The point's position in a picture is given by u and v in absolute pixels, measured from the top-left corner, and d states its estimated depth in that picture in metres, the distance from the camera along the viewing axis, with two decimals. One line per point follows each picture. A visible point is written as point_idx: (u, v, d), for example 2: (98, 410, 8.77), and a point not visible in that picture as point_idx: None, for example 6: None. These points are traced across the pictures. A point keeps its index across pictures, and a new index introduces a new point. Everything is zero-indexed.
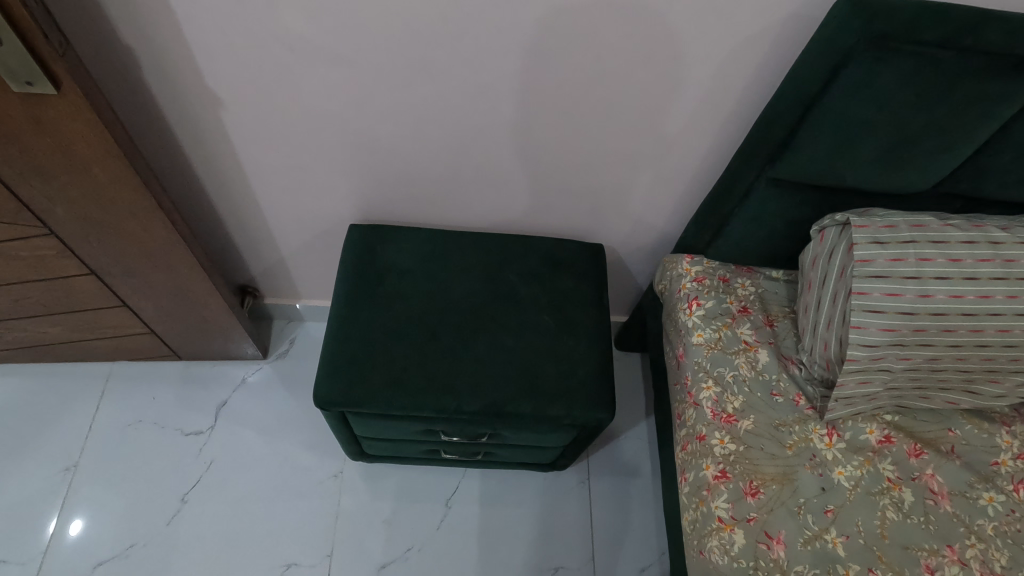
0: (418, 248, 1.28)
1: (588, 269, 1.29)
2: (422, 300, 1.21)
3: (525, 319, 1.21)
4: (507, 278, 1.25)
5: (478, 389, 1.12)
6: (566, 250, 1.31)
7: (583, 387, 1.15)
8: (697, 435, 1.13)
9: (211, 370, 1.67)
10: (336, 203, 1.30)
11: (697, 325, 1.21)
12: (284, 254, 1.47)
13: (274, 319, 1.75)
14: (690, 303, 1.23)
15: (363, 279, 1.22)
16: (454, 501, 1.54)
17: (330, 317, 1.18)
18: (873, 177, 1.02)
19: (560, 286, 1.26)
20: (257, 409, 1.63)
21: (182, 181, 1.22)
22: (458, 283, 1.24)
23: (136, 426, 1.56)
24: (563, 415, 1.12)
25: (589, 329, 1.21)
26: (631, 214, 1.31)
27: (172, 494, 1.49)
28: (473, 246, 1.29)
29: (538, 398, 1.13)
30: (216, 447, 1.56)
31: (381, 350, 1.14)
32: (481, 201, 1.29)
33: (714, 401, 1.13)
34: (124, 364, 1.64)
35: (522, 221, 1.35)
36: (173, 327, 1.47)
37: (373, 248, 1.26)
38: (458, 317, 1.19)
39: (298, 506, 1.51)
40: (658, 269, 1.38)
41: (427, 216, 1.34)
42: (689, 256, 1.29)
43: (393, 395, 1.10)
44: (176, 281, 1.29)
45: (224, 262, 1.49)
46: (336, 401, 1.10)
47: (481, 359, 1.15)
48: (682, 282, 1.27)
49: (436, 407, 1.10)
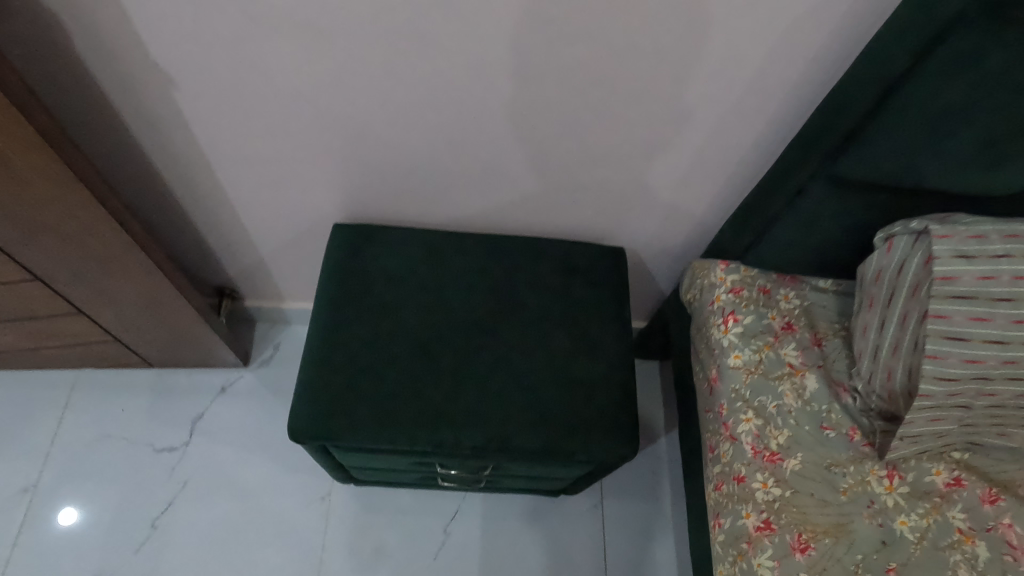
0: (411, 251, 1.11)
1: (607, 276, 1.12)
2: (417, 314, 1.04)
3: (535, 337, 1.04)
4: (514, 287, 1.09)
5: (480, 421, 0.97)
6: (582, 253, 1.14)
7: (602, 418, 0.99)
8: (734, 475, 0.97)
9: (187, 379, 1.51)
10: (320, 198, 1.13)
11: (734, 345, 1.04)
12: (264, 253, 1.30)
13: (258, 322, 1.58)
14: (726, 319, 1.07)
15: (348, 288, 1.06)
16: (453, 528, 1.39)
17: (310, 332, 1.02)
18: (968, 187, 0.83)
19: (574, 296, 1.09)
20: (237, 423, 1.47)
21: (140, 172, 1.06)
22: (457, 293, 1.07)
23: (104, 442, 1.42)
24: (578, 451, 0.97)
25: (609, 347, 1.05)
26: (659, 212, 1.14)
27: (142, 518, 1.36)
28: (475, 249, 1.12)
29: (550, 431, 0.97)
30: (191, 466, 1.42)
31: (368, 373, 0.98)
32: (485, 196, 1.12)
33: (755, 437, 0.97)
34: (91, 371, 1.49)
35: (532, 220, 1.17)
36: (140, 334, 1.32)
37: (360, 251, 1.09)
38: (458, 334, 1.03)
39: (282, 532, 1.37)
40: (685, 274, 1.21)
41: (423, 213, 1.17)
42: (724, 262, 1.12)
43: (382, 427, 0.95)
44: (137, 287, 1.14)
45: (196, 261, 1.33)
46: (315, 434, 0.94)
47: (484, 384, 0.99)
48: (716, 293, 1.10)
49: (431, 441, 0.95)
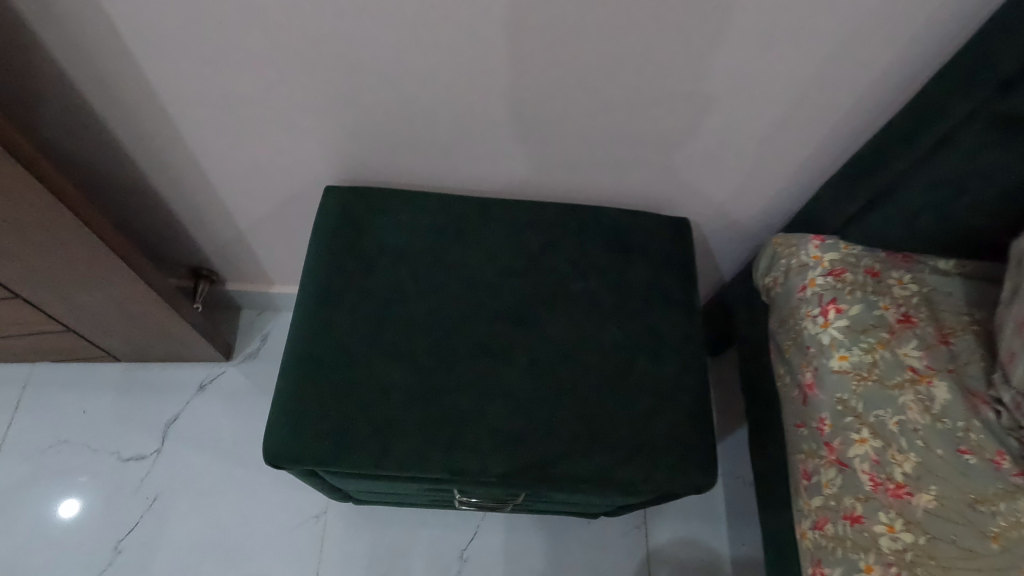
0: (422, 220, 0.87)
1: (670, 253, 0.88)
2: (431, 301, 0.82)
3: (583, 331, 0.81)
4: (554, 267, 0.85)
5: (511, 442, 0.74)
6: (638, 225, 0.90)
7: (669, 437, 0.76)
8: (846, 514, 0.75)
9: (158, 375, 1.29)
10: (310, 152, 0.90)
11: (838, 343, 0.81)
12: (242, 225, 1.08)
13: (243, 309, 1.36)
14: (824, 310, 0.83)
15: (344, 267, 0.83)
16: (470, 553, 1.18)
17: (293, 324, 0.80)
18: None
19: (629, 280, 0.86)
20: (216, 427, 1.25)
21: (81, 113, 0.83)
22: (482, 274, 0.84)
23: (60, 449, 1.21)
24: (640, 482, 0.74)
25: (676, 345, 0.82)
26: (736, 173, 0.91)
27: (103, 540, 1.15)
28: (503, 218, 0.89)
29: (604, 455, 0.75)
30: (162, 478, 1.20)
31: (370, 379, 0.76)
32: (520, 149, 0.88)
33: (874, 464, 0.74)
34: (47, 365, 1.27)
35: (574, 183, 0.94)
36: (98, 325, 1.10)
37: (358, 220, 0.86)
38: (482, 328, 0.80)
39: (269, 557, 1.16)
40: (760, 252, 0.97)
41: (437, 174, 0.93)
42: (818, 237, 0.88)
43: (386, 449, 0.73)
44: (79, 266, 0.91)
45: (163, 236, 1.10)
46: (300, 458, 0.72)
47: (517, 394, 0.77)
48: (810, 276, 0.86)
49: (449, 468, 0.73)
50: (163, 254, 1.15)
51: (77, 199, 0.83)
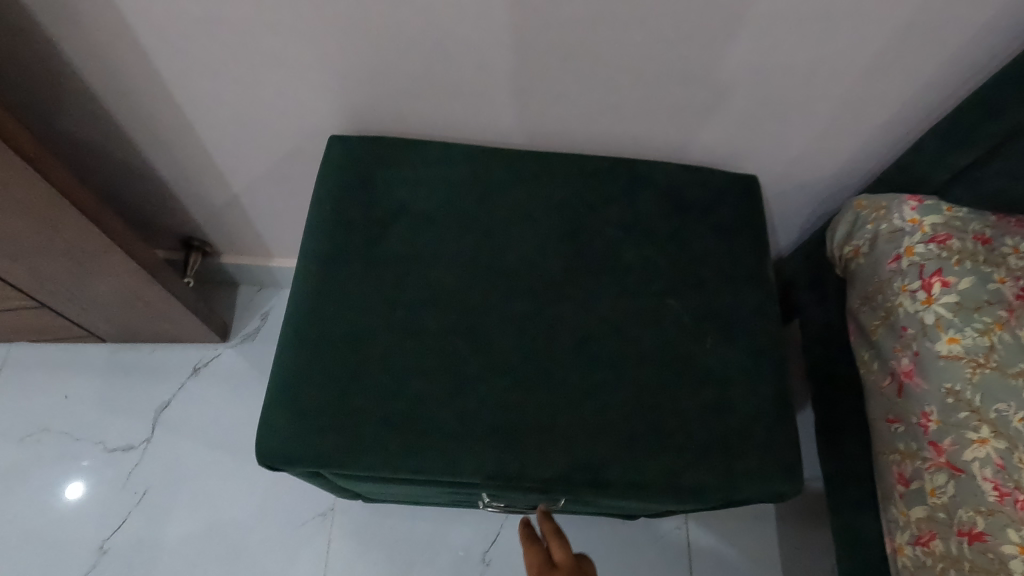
0: (443, 175, 0.73)
1: (738, 217, 0.75)
2: (456, 271, 0.68)
3: (638, 308, 0.68)
4: (601, 232, 0.72)
5: (555, 441, 0.61)
6: (699, 183, 0.76)
7: (745, 435, 0.63)
8: (961, 530, 0.62)
9: (148, 357, 1.17)
10: (313, 99, 0.77)
11: (946, 324, 0.67)
12: (237, 189, 0.94)
13: (240, 286, 1.23)
14: (927, 284, 0.69)
15: (352, 231, 0.69)
16: (493, 556, 1.06)
17: (292, 298, 0.67)
18: None
19: (690, 247, 0.72)
20: (212, 414, 1.13)
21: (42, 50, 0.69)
22: (515, 240, 0.71)
23: (40, 439, 1.09)
24: (711, 489, 0.61)
25: (748, 325, 0.69)
26: (819, 121, 0.76)
27: (88, 539, 1.04)
28: (539, 173, 0.75)
29: (667, 456, 0.62)
30: (152, 470, 1.09)
31: (384, 365, 0.63)
32: (562, 92, 0.74)
33: (999, 470, 0.61)
34: (25, 346, 1.15)
35: (623, 136, 0.80)
36: (77, 304, 0.97)
37: (367, 174, 0.72)
38: (517, 304, 0.67)
39: (270, 559, 1.05)
40: (835, 217, 0.83)
41: (461, 124, 0.79)
42: (915, 197, 0.74)
43: (406, 449, 0.60)
44: (46, 238, 0.78)
45: (147, 202, 0.97)
46: (301, 459, 0.60)
47: (560, 383, 0.64)
48: (907, 243, 0.72)
49: (482, 473, 0.60)
50: (148, 223, 1.02)
51: (39, 155, 0.70)
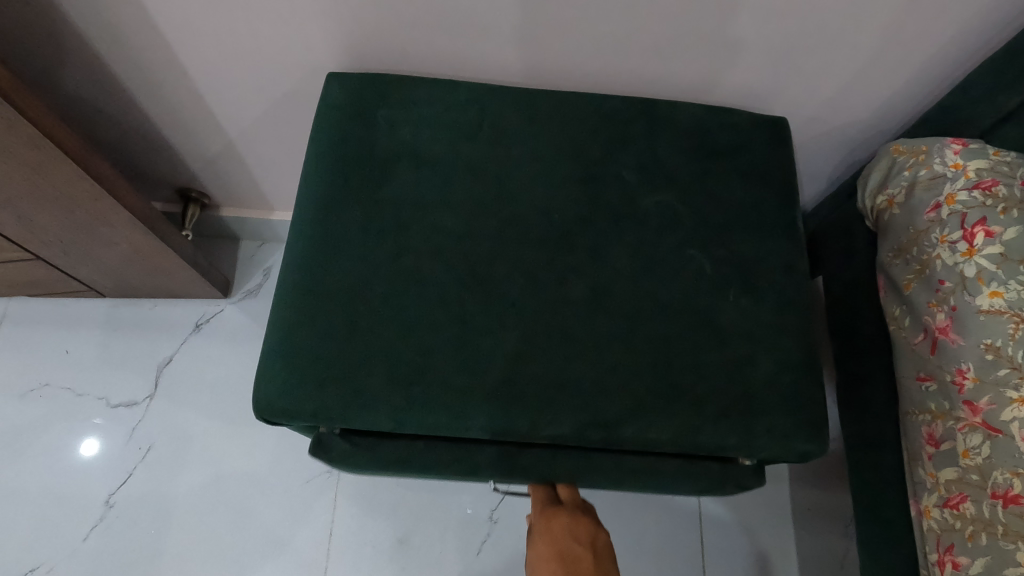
0: (449, 114, 0.68)
1: (766, 161, 0.70)
2: (462, 218, 0.64)
3: (656, 257, 0.64)
4: (618, 177, 0.67)
5: (567, 395, 0.58)
6: (725, 125, 0.70)
7: (769, 393, 0.60)
8: (996, 493, 0.58)
9: (149, 312, 1.14)
10: (308, 34, 0.71)
11: (989, 277, 0.62)
12: (232, 135, 0.90)
13: (241, 241, 1.19)
14: (968, 234, 0.64)
15: (352, 174, 0.65)
16: (501, 513, 1.05)
17: (290, 245, 0.63)
18: None
19: (714, 193, 0.67)
20: (216, 370, 1.11)
21: None
22: (526, 185, 0.66)
23: (43, 394, 1.08)
24: (730, 447, 0.58)
25: (775, 276, 0.64)
26: (857, 59, 0.70)
27: (94, 494, 1.03)
28: (553, 114, 0.69)
29: (686, 413, 0.58)
30: (156, 425, 1.07)
31: (387, 315, 0.60)
32: (578, 26, 0.68)
33: None
34: (25, 300, 1.13)
35: (643, 75, 0.74)
36: (74, 258, 0.94)
37: (366, 114, 0.67)
38: (527, 252, 0.63)
39: (277, 514, 1.04)
40: (869, 165, 0.77)
41: (469, 61, 0.73)
42: (959, 140, 0.68)
43: (409, 403, 0.57)
44: (36, 186, 0.74)
45: (140, 152, 0.92)
46: (300, 413, 0.57)
47: (573, 336, 0.60)
48: (948, 191, 0.67)
49: (489, 428, 0.57)
50: (142, 173, 0.98)
51: (28, 102, 0.65)
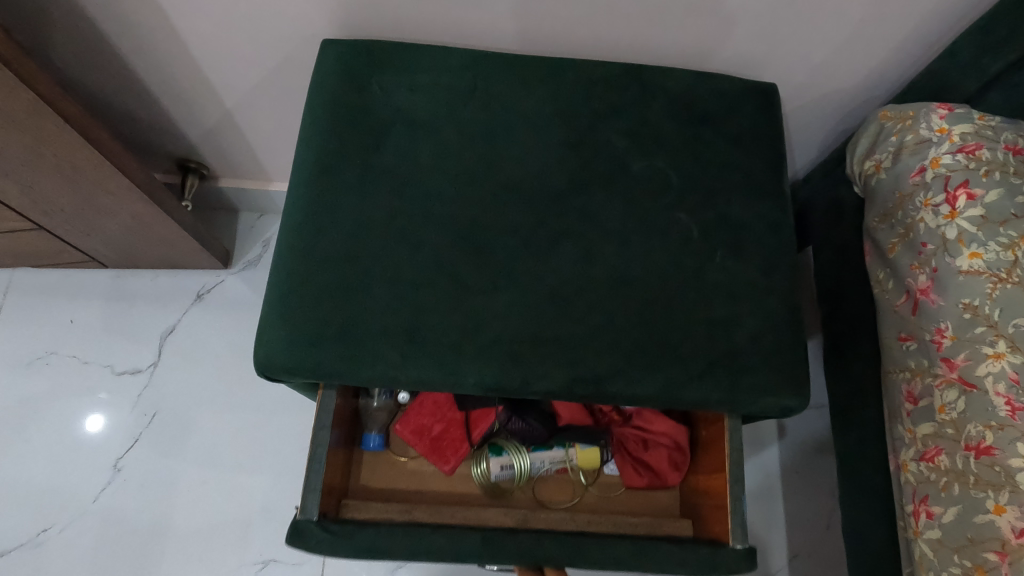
0: (441, 81, 0.69)
1: (755, 127, 0.71)
2: (456, 182, 0.65)
3: (645, 221, 0.65)
4: (607, 143, 0.68)
5: (557, 352, 0.60)
6: (714, 92, 0.71)
7: (752, 351, 0.62)
8: (970, 446, 0.61)
9: (152, 282, 1.16)
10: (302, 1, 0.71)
11: (970, 238, 0.64)
12: (228, 104, 0.90)
13: (241, 212, 1.21)
14: (951, 197, 0.66)
15: (346, 141, 0.66)
16: None
17: (287, 209, 0.65)
18: None
19: (703, 158, 0.68)
20: (219, 338, 1.14)
21: None
22: (518, 150, 0.67)
23: (50, 361, 1.10)
24: (715, 402, 0.60)
25: (761, 238, 0.66)
26: (846, 24, 0.71)
27: (102, 458, 1.06)
28: (546, 81, 0.70)
29: (671, 369, 0.60)
30: (161, 392, 1.10)
31: (383, 275, 0.61)
32: None
33: (1013, 384, 0.59)
34: (29, 271, 1.15)
35: (635, 42, 0.74)
36: (76, 227, 0.95)
37: (361, 81, 0.68)
38: (519, 215, 0.65)
39: (280, 478, 1.07)
40: (859, 131, 0.78)
41: (463, 28, 0.74)
42: (945, 105, 0.69)
43: (405, 359, 0.59)
44: (37, 153, 0.75)
45: (139, 122, 0.93)
46: (299, 369, 0.59)
47: (563, 296, 0.62)
48: (933, 155, 0.68)
49: (481, 383, 0.59)
50: (141, 143, 0.99)
51: (29, 71, 0.65)
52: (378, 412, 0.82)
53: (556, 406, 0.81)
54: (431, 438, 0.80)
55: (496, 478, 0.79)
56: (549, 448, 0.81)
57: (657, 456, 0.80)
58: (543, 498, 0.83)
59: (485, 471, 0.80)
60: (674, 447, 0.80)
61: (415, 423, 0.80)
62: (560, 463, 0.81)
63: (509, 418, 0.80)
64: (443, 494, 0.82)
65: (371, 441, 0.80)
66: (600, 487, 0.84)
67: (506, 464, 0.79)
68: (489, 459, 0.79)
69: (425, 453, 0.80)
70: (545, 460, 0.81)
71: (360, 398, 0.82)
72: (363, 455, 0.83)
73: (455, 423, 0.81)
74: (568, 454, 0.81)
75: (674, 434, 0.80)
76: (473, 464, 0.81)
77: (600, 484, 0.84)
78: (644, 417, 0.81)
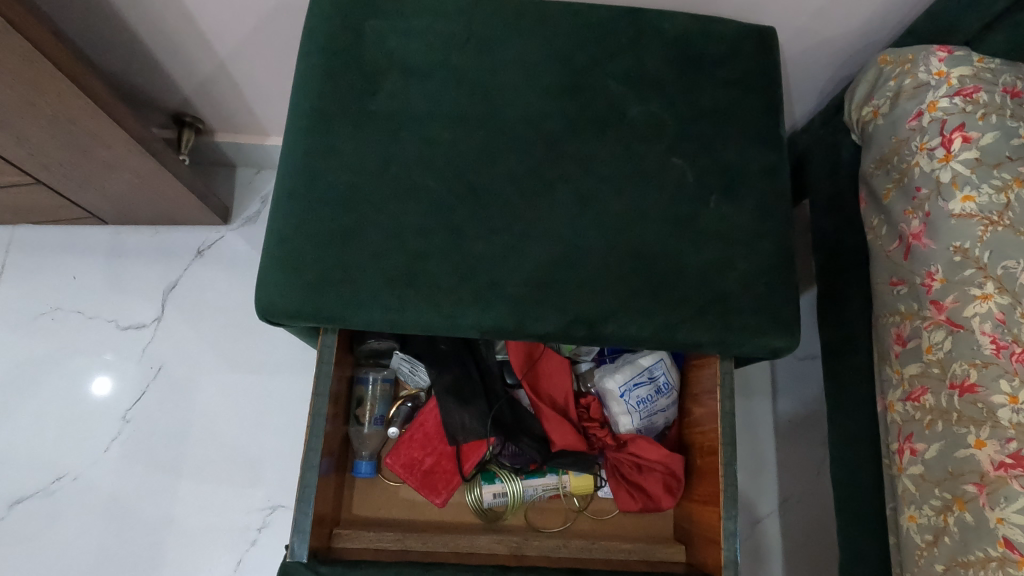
0: (434, 25, 0.68)
1: (752, 71, 0.70)
2: (451, 127, 0.65)
3: (641, 168, 0.65)
4: (603, 89, 0.68)
5: (552, 295, 0.61)
6: (712, 35, 0.71)
7: (744, 294, 0.63)
8: (957, 385, 0.62)
9: (151, 240, 1.17)
10: None
11: (965, 182, 0.64)
12: (222, 53, 0.89)
13: (239, 168, 1.21)
14: (947, 141, 0.66)
15: (340, 87, 0.66)
16: None
17: (284, 156, 0.65)
18: None
19: (699, 103, 0.68)
20: (219, 295, 1.15)
21: None
22: (514, 96, 0.67)
23: (54, 316, 1.12)
24: (707, 343, 0.62)
25: (755, 183, 0.66)
26: None
27: (109, 409, 1.09)
28: (542, 25, 0.69)
29: (663, 312, 0.62)
30: (165, 346, 1.12)
31: (381, 220, 0.62)
32: None
33: (999, 324, 0.60)
34: (29, 228, 1.15)
35: None
36: (75, 182, 0.95)
37: (354, 26, 0.67)
38: (515, 161, 0.65)
39: (282, 429, 1.10)
40: (859, 76, 0.78)
41: None
42: (945, 48, 0.69)
43: (404, 302, 0.60)
44: (34, 103, 0.75)
45: (132, 73, 0.92)
46: (301, 312, 0.60)
47: (558, 242, 0.63)
48: (931, 98, 0.67)
49: (480, 325, 0.60)
50: (136, 97, 0.98)
51: (20, 17, 0.64)
52: (369, 438, 0.83)
53: (549, 431, 0.80)
54: (422, 471, 0.81)
55: (489, 504, 0.81)
56: (543, 475, 0.81)
57: (651, 480, 0.79)
58: (534, 523, 0.83)
59: (478, 499, 0.81)
60: (669, 473, 0.79)
61: (406, 456, 0.81)
62: (553, 489, 0.82)
63: (502, 446, 0.81)
64: (436, 522, 0.83)
65: (362, 468, 0.80)
66: (593, 511, 0.85)
67: (499, 492, 0.81)
68: (481, 487, 0.81)
69: (417, 487, 0.81)
70: (538, 487, 0.81)
71: (350, 426, 0.82)
72: (356, 480, 0.83)
73: (445, 456, 0.81)
74: (561, 480, 0.81)
75: (669, 462, 0.78)
76: (465, 491, 0.82)
77: (593, 509, 0.85)
78: (638, 445, 0.79)
